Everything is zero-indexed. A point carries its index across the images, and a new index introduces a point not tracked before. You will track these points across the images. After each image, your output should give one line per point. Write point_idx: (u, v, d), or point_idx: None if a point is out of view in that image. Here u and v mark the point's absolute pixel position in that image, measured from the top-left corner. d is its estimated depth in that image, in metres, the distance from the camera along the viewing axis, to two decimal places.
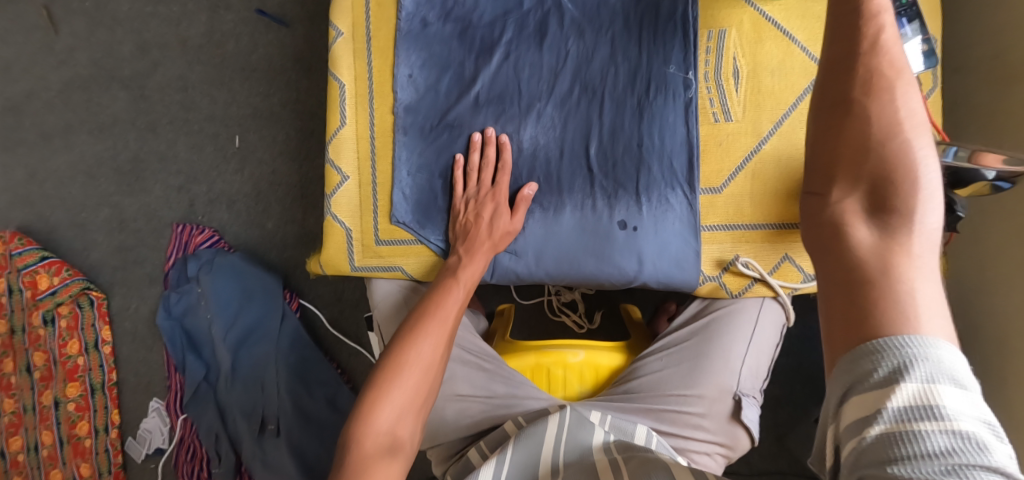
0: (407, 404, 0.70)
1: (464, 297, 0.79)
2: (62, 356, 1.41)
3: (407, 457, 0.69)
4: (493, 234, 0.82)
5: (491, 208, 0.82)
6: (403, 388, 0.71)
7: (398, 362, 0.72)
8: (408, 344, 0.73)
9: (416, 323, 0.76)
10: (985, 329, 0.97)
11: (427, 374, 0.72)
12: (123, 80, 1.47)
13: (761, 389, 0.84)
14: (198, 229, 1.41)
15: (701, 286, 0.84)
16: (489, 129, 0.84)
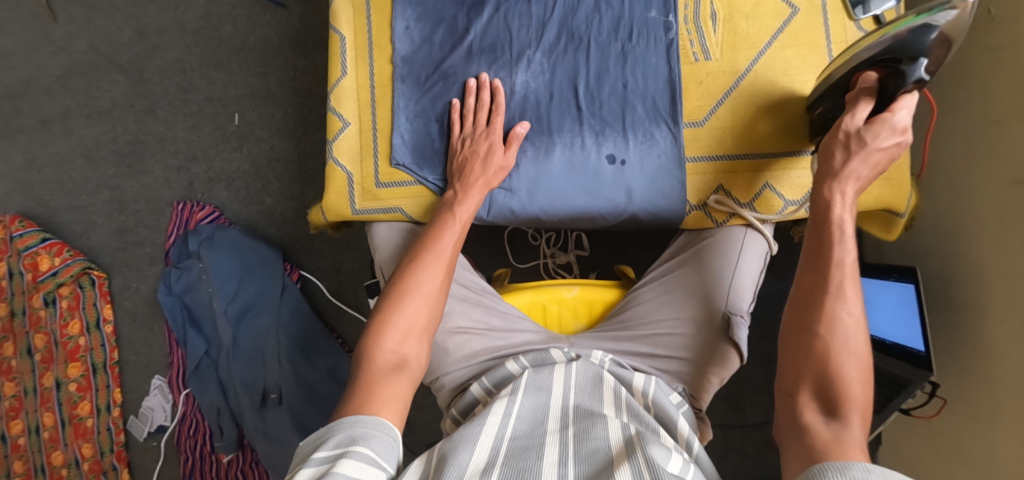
0: (413, 327, 0.77)
1: (460, 232, 0.84)
2: (64, 336, 1.43)
3: (413, 375, 0.75)
4: (487, 170, 0.86)
5: (480, 147, 0.86)
6: (408, 313, 0.77)
7: (402, 289, 0.79)
8: (410, 273, 0.80)
9: (417, 257, 0.82)
10: (963, 267, 1.03)
11: (429, 302, 0.79)
12: (122, 64, 1.50)
13: (748, 310, 0.87)
14: (198, 206, 1.44)
15: (687, 216, 0.89)
16: (482, 75, 0.88)
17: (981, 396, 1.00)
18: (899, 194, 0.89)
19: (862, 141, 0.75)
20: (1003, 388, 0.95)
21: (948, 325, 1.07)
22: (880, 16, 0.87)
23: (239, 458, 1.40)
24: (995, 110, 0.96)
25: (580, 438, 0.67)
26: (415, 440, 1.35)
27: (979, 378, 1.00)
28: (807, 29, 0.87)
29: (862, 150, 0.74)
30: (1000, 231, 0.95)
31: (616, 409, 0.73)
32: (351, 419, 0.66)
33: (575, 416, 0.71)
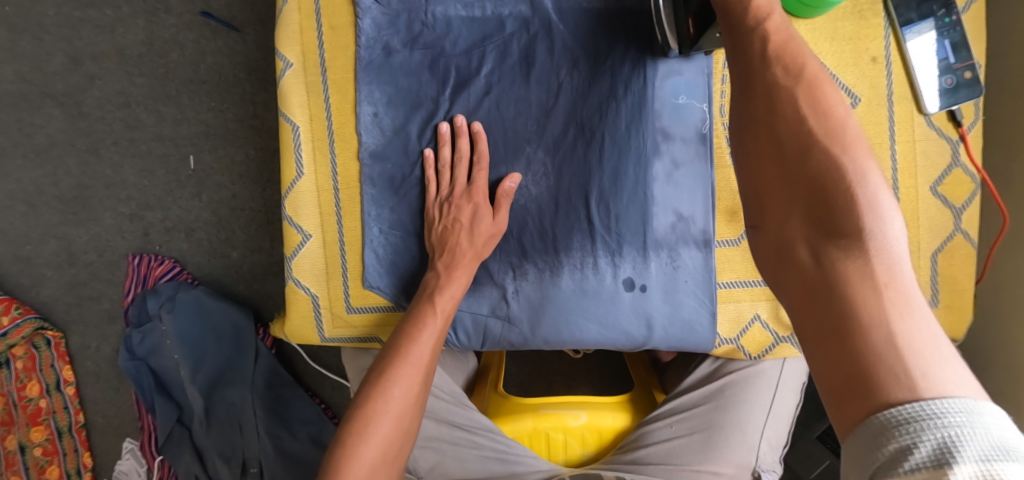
0: (378, 459, 0.64)
1: (440, 330, 0.70)
2: (22, 399, 1.28)
3: None
4: (475, 241, 0.72)
5: (462, 221, 0.72)
6: (374, 442, 0.64)
7: (369, 413, 0.65)
8: (379, 386, 0.66)
9: (385, 363, 0.68)
10: (1000, 352, 0.91)
11: (397, 423, 0.66)
12: (57, 96, 1.31)
13: (780, 458, 0.77)
14: (157, 261, 1.29)
15: (715, 349, 0.77)
16: (458, 118, 0.74)
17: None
18: (958, 323, 0.82)
19: None
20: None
21: None
22: (954, 112, 0.80)
23: None
24: None
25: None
26: None
27: None
28: (871, 125, 0.81)
29: None
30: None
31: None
32: None
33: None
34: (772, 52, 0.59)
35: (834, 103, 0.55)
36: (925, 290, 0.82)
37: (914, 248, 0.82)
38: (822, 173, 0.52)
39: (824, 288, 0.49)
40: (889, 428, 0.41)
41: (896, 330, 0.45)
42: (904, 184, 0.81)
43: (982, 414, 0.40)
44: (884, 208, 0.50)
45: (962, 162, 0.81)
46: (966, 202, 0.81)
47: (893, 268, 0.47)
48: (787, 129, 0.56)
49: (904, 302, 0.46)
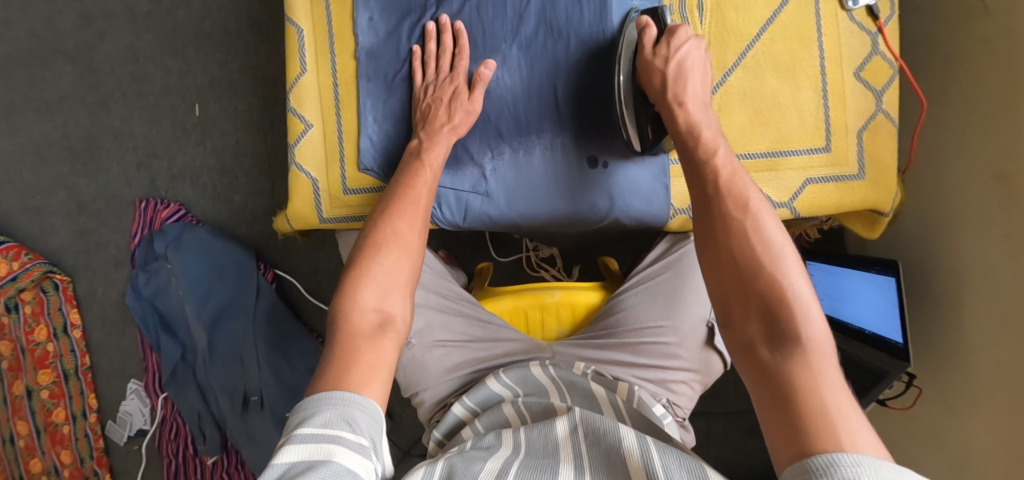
0: (396, 289, 0.69)
1: (433, 180, 0.78)
2: (31, 343, 1.35)
3: (400, 334, 0.66)
4: (453, 116, 0.80)
5: (452, 96, 0.80)
6: (386, 266, 0.69)
7: (379, 240, 0.71)
8: (385, 224, 0.73)
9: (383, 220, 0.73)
10: (941, 257, 1.02)
11: (409, 262, 0.71)
12: (68, 53, 1.39)
13: None
14: (162, 204, 1.37)
15: (671, 220, 0.86)
16: (443, 16, 0.82)
17: (954, 386, 1.01)
18: (885, 196, 0.83)
19: (664, 50, 0.76)
20: (978, 378, 0.95)
21: (925, 315, 1.06)
22: (872, 7, 0.80)
23: (223, 461, 1.37)
24: (978, 101, 0.92)
25: (593, 457, 0.61)
26: (400, 436, 1.34)
27: (954, 366, 1.01)
28: (799, 21, 0.81)
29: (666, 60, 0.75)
30: (983, 224, 0.93)
31: (614, 413, 0.71)
32: (340, 396, 0.56)
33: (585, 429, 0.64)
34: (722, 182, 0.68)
35: (770, 224, 0.64)
36: (853, 164, 0.82)
37: (845, 129, 0.82)
38: (764, 286, 0.60)
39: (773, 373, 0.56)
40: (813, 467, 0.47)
41: (825, 401, 0.52)
42: (831, 72, 0.81)
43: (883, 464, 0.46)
44: (814, 313, 0.58)
45: (880, 50, 0.81)
46: (885, 85, 0.82)
47: (826, 367, 0.55)
48: (733, 244, 0.64)
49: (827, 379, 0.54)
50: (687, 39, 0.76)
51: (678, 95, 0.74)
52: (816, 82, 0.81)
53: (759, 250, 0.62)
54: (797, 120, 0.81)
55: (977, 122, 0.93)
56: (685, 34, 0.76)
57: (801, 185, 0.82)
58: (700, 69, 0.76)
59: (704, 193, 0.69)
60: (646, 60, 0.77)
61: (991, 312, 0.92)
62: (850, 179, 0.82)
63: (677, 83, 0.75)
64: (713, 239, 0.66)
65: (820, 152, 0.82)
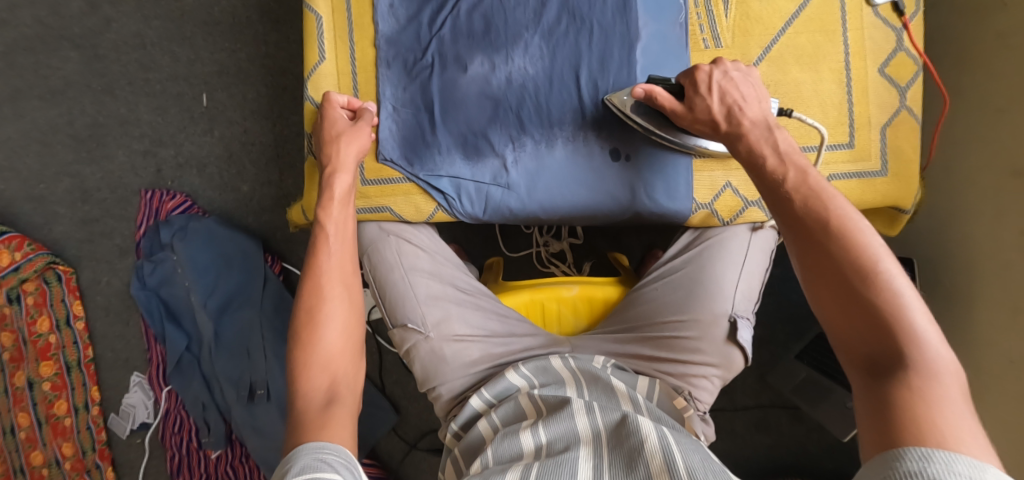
0: (339, 350, 0.71)
1: (343, 245, 0.77)
2: (32, 334, 1.33)
3: (347, 404, 0.67)
4: (347, 153, 0.79)
5: (335, 133, 0.80)
6: (324, 341, 0.70)
7: (308, 319, 0.71)
8: (311, 301, 0.72)
9: (309, 286, 0.73)
10: (955, 253, 1.02)
11: (340, 325, 0.71)
12: (73, 39, 1.37)
13: (754, 311, 0.84)
14: (169, 195, 1.35)
15: (693, 215, 0.85)
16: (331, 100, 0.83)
17: (964, 381, 1.01)
18: (906, 192, 0.83)
19: (694, 92, 0.74)
20: (990, 373, 0.96)
21: (937, 311, 1.06)
22: (897, 2, 0.81)
23: (228, 454, 1.35)
24: (992, 98, 0.93)
25: (616, 453, 0.61)
26: (407, 429, 1.33)
27: (966, 361, 1.01)
28: (823, 14, 0.81)
29: (703, 97, 0.74)
30: (995, 219, 0.93)
31: (632, 403, 0.70)
32: (307, 450, 0.58)
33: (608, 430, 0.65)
34: (810, 199, 0.63)
35: (867, 236, 0.59)
36: (875, 160, 0.82)
37: (868, 124, 0.82)
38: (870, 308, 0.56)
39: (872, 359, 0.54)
40: (904, 458, 0.46)
41: (930, 391, 0.50)
42: (854, 67, 0.81)
43: (989, 467, 0.44)
44: (920, 332, 0.54)
45: (905, 46, 0.82)
46: (910, 81, 0.82)
47: (942, 390, 0.51)
48: (818, 225, 0.61)
49: (932, 368, 0.52)
50: (709, 74, 0.75)
51: (737, 127, 0.72)
52: (840, 76, 0.81)
53: (863, 265, 0.57)
54: (819, 113, 0.81)
55: (993, 117, 0.93)
56: (700, 68, 0.75)
57: (824, 180, 0.81)
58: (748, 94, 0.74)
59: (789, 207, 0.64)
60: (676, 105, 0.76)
61: (1005, 307, 0.92)
62: (873, 175, 0.82)
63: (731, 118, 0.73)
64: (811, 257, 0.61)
65: (842, 147, 0.82)
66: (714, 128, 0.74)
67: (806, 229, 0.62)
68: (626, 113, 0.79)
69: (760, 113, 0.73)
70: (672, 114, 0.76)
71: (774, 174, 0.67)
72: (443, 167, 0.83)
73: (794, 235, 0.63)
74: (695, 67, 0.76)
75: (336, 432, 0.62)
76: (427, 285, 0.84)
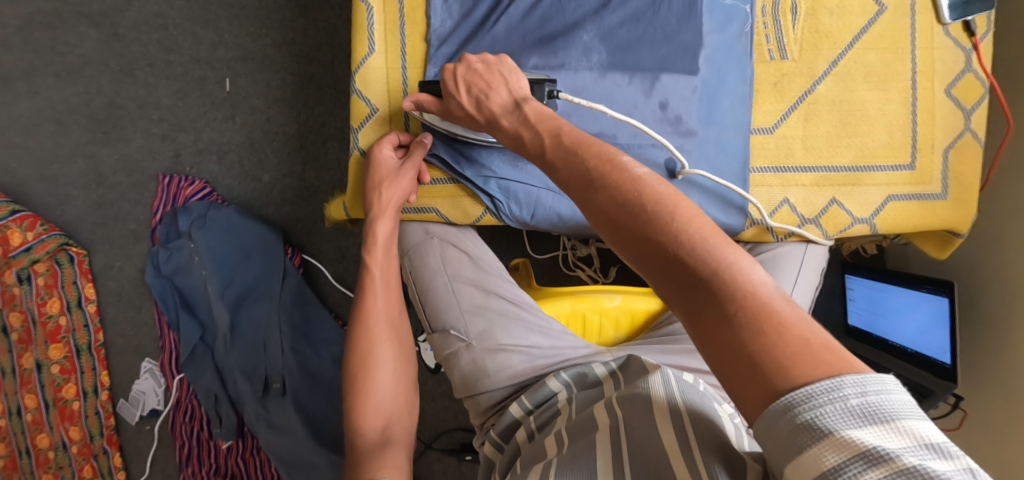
0: (391, 393, 0.77)
1: (386, 293, 0.82)
2: (43, 315, 1.28)
3: (400, 443, 0.73)
4: (387, 198, 0.80)
5: (384, 180, 0.79)
6: (378, 389, 0.76)
7: (364, 363, 0.76)
8: (364, 345, 0.78)
9: (360, 331, 0.79)
10: (994, 279, 1.01)
11: (392, 367, 0.77)
12: (92, 16, 1.33)
13: None
14: (187, 181, 1.33)
15: (747, 230, 0.83)
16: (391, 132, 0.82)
17: (997, 408, 1.00)
18: (964, 218, 0.82)
19: (449, 89, 0.73)
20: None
21: (971, 337, 1.05)
22: (970, 22, 0.79)
23: (238, 445, 1.33)
24: None
25: (633, 432, 0.59)
26: (422, 429, 1.31)
27: (998, 387, 1.00)
28: (893, 32, 0.80)
29: (454, 92, 0.72)
30: None
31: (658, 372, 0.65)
32: None
33: (623, 406, 0.63)
34: (577, 155, 0.59)
35: (632, 173, 0.55)
36: (936, 184, 0.81)
37: (931, 147, 0.81)
38: (661, 244, 0.50)
39: (680, 298, 0.49)
40: (781, 415, 0.41)
41: (751, 306, 0.45)
42: (922, 87, 0.80)
43: (844, 378, 0.41)
44: (718, 245, 0.49)
45: (974, 68, 0.80)
46: (976, 104, 0.80)
47: (751, 298, 0.46)
48: (585, 186, 0.57)
49: (736, 281, 0.47)
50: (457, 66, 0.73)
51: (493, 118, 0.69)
52: (906, 96, 0.80)
53: (636, 204, 0.53)
54: (884, 133, 0.80)
55: None
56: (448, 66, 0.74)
57: (882, 202, 0.81)
58: (510, 78, 0.71)
59: (562, 172, 0.60)
60: (440, 109, 0.75)
61: None
62: (932, 199, 0.81)
63: (484, 108, 0.70)
64: (596, 217, 0.56)
65: (904, 169, 0.81)
66: (477, 123, 0.72)
67: (579, 188, 0.57)
68: (427, 121, 0.79)
69: (508, 94, 0.69)
70: (445, 116, 0.75)
71: (538, 144, 0.63)
72: (492, 169, 0.80)
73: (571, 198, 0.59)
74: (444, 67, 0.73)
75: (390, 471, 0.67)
76: (469, 292, 0.84)
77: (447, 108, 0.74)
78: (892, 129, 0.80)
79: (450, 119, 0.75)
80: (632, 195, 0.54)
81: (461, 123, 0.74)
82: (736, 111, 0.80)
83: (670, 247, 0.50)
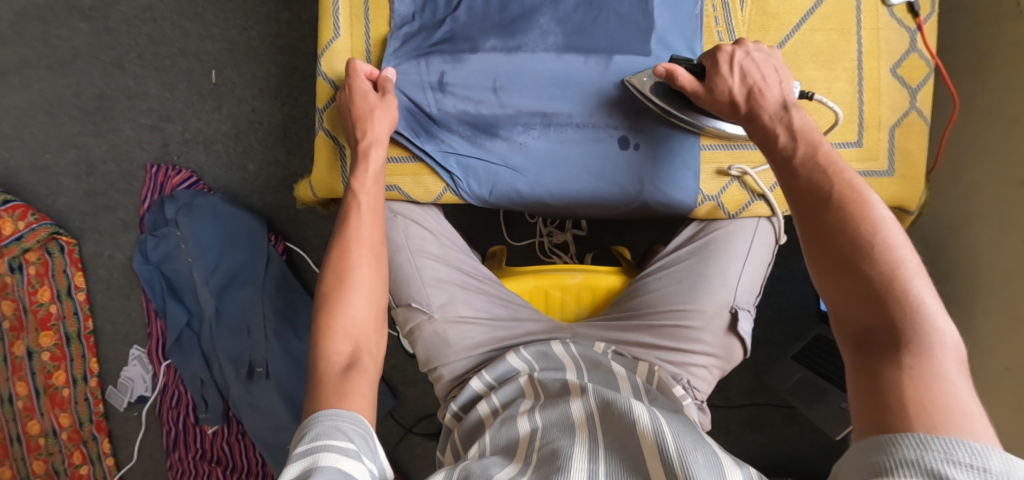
0: (364, 317, 0.72)
1: (371, 215, 0.79)
2: (32, 304, 1.33)
3: (370, 370, 0.68)
4: (378, 126, 0.80)
5: (369, 108, 0.80)
6: (353, 311, 0.72)
7: (342, 282, 0.73)
8: (343, 264, 0.74)
9: (339, 252, 0.76)
10: (955, 259, 1.03)
11: (368, 293, 0.74)
12: (84, 11, 1.37)
13: (755, 303, 0.86)
14: (174, 170, 1.36)
15: (699, 207, 0.87)
16: (356, 65, 0.82)
17: None
18: (911, 194, 0.84)
19: (717, 69, 0.74)
20: (983, 380, 0.97)
21: None
22: (913, 4, 0.82)
23: (224, 430, 1.35)
24: (1004, 106, 0.93)
25: (608, 432, 0.61)
26: (403, 414, 1.34)
27: None
28: (840, 13, 0.83)
29: (723, 74, 0.73)
30: (998, 229, 0.94)
31: (632, 391, 0.71)
32: (328, 413, 0.59)
33: (599, 407, 0.65)
34: (827, 186, 0.62)
35: (885, 217, 0.57)
36: (882, 161, 0.83)
37: (877, 124, 0.84)
38: (873, 283, 0.54)
39: (866, 330, 0.53)
40: (899, 438, 0.43)
41: (924, 364, 0.48)
42: (867, 67, 0.83)
43: (992, 452, 0.41)
44: (930, 310, 0.51)
45: (918, 48, 0.83)
46: (921, 83, 0.84)
47: (938, 365, 0.48)
48: (826, 208, 0.60)
49: (926, 342, 0.49)
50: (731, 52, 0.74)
51: (758, 110, 0.71)
52: (853, 75, 0.83)
53: (870, 240, 0.56)
54: (830, 111, 0.83)
55: (1002, 124, 0.94)
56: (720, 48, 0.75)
57: None
58: (778, 74, 0.73)
59: (803, 191, 0.63)
60: (695, 88, 0.76)
61: (1003, 315, 0.93)
62: (879, 175, 0.84)
63: (757, 96, 0.72)
64: (817, 236, 0.59)
65: (850, 146, 0.84)
66: (736, 110, 0.73)
67: (813, 204, 0.62)
68: (654, 100, 0.80)
69: (779, 94, 0.72)
70: (695, 96, 0.76)
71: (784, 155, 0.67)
72: (450, 145, 0.84)
73: (799, 208, 0.63)
74: (715, 48, 0.75)
75: (356, 402, 0.62)
76: (433, 267, 0.86)
77: (704, 91, 0.75)
78: (840, 107, 0.83)
79: (697, 101, 0.77)
80: (867, 230, 0.56)
81: (710, 104, 0.75)
82: None
83: (879, 288, 0.53)
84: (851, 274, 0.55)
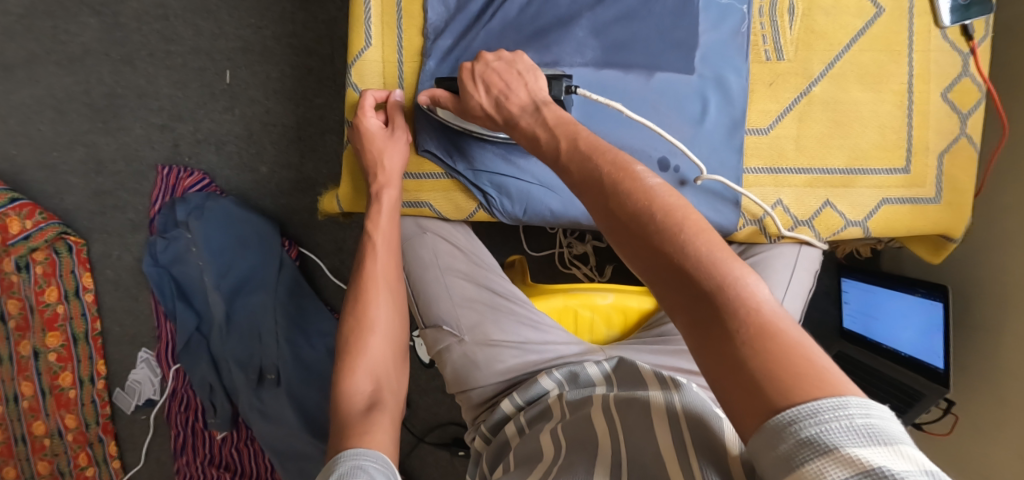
0: (384, 355, 0.72)
1: (388, 253, 0.79)
2: (40, 303, 1.29)
3: (390, 408, 0.67)
4: (391, 167, 0.79)
5: (380, 149, 0.79)
6: (373, 350, 0.72)
7: (360, 322, 0.73)
8: (364, 305, 0.75)
9: (360, 289, 0.76)
10: (984, 281, 1.01)
11: (387, 330, 0.74)
12: (93, 5, 1.33)
13: None
14: (186, 172, 1.33)
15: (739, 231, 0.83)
16: (364, 97, 0.80)
17: (986, 410, 1.00)
18: (957, 222, 0.83)
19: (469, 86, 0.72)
20: (1011, 404, 0.95)
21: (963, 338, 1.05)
22: (968, 26, 0.80)
23: (232, 436, 1.33)
24: None
25: (630, 431, 0.59)
26: (415, 423, 1.31)
27: (987, 389, 1.00)
28: (891, 34, 0.80)
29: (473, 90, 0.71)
30: None
31: (659, 385, 0.65)
32: (349, 452, 0.57)
33: (620, 414, 0.63)
34: (596, 164, 0.58)
35: (646, 183, 0.55)
36: (930, 187, 0.82)
37: (925, 150, 0.81)
38: (671, 258, 0.50)
39: (687, 312, 0.48)
40: (781, 429, 0.39)
41: (752, 323, 0.44)
42: (917, 90, 0.81)
43: (848, 399, 0.39)
44: (728, 261, 0.48)
45: (970, 72, 0.81)
46: (972, 108, 0.81)
47: (755, 315, 0.45)
48: (599, 196, 0.56)
49: (739, 297, 0.46)
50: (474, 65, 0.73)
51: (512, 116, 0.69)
52: (901, 98, 0.81)
53: (649, 214, 0.52)
54: (876, 134, 0.81)
55: None
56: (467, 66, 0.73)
57: (875, 204, 0.81)
58: (534, 79, 0.70)
59: (578, 178, 0.59)
60: (455, 105, 0.75)
61: None
62: (925, 202, 0.82)
63: (501, 107, 0.70)
64: (610, 226, 0.55)
65: (898, 173, 0.81)
66: (493, 121, 0.72)
67: (591, 191, 0.57)
68: (441, 119, 0.79)
69: (528, 96, 0.69)
70: (455, 111, 0.75)
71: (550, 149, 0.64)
72: (483, 164, 0.81)
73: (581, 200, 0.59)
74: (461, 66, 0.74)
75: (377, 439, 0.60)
76: (460, 287, 0.85)
77: (462, 106, 0.74)
78: (886, 130, 0.81)
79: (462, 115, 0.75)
80: (640, 204, 0.53)
81: (472, 119, 0.74)
82: (727, 111, 0.81)
83: (676, 260, 0.50)
84: (653, 259, 0.51)
